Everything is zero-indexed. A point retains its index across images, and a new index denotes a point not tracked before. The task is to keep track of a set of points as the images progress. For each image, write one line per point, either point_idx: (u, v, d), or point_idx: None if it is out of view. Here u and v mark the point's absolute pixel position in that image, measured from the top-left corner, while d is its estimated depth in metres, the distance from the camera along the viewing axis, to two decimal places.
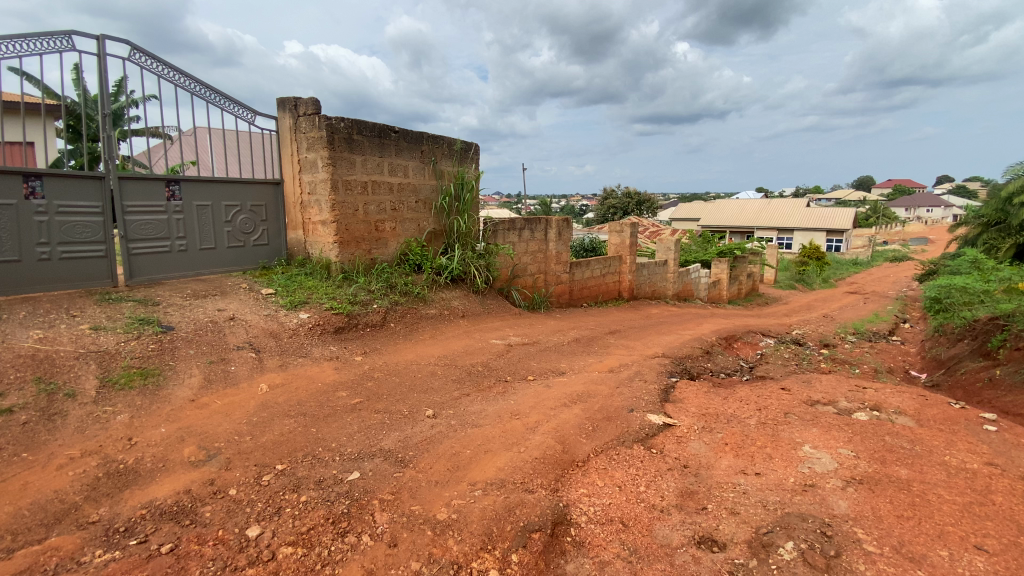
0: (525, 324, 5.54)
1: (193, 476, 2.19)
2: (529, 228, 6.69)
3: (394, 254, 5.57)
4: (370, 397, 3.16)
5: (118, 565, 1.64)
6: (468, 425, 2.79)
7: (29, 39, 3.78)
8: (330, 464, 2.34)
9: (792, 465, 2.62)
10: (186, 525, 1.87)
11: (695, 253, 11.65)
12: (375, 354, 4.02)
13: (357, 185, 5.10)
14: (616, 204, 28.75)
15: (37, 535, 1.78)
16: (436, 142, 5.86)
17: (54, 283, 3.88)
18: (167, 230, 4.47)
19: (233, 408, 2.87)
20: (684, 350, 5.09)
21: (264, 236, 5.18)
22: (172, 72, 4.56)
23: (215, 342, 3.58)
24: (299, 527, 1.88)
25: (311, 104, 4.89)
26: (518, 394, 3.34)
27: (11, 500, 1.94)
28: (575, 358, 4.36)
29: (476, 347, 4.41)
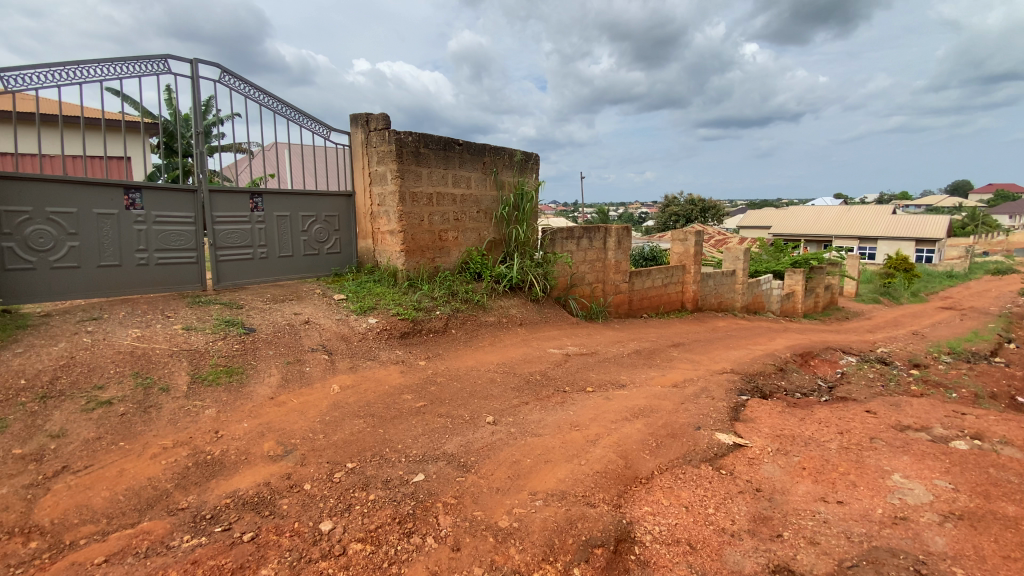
0: (584, 334, 5.48)
1: (272, 469, 2.34)
2: (588, 236, 6.62)
3: (456, 263, 5.70)
4: (433, 400, 3.23)
5: (204, 550, 1.77)
6: (528, 434, 2.78)
7: (129, 62, 4.25)
8: (396, 465, 2.41)
9: (880, 495, 2.40)
10: (265, 516, 1.99)
11: (766, 263, 11.04)
12: (437, 359, 4.12)
13: (423, 197, 5.28)
14: (679, 212, 27.88)
15: (131, 519, 1.96)
16: (498, 153, 5.95)
17: (151, 286, 4.27)
18: (251, 239, 4.83)
19: (307, 406, 3.04)
20: (754, 366, 4.82)
21: (336, 245, 5.49)
22: (255, 92, 4.96)
23: (292, 343, 3.82)
24: (367, 525, 1.95)
25: (381, 119, 5.13)
26: (577, 405, 3.29)
27: (110, 484, 2.15)
28: (637, 371, 4.25)
29: (535, 355, 4.40)
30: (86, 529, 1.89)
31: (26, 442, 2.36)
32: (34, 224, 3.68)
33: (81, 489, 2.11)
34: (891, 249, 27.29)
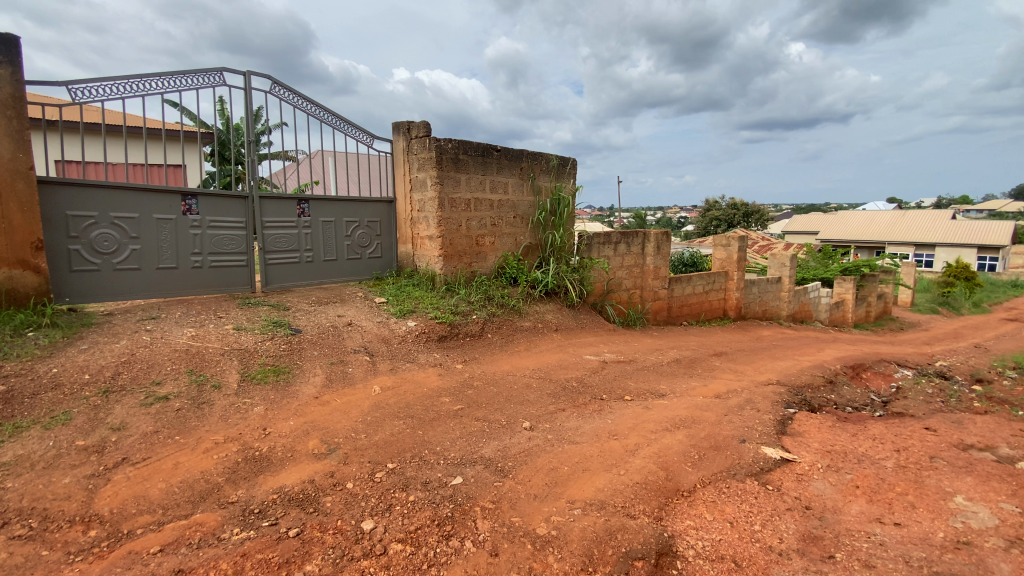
0: (621, 341, 5.39)
1: (316, 467, 2.41)
2: (626, 242, 6.53)
3: (492, 267, 5.74)
4: (470, 404, 3.25)
5: (252, 543, 1.83)
6: (566, 441, 2.76)
7: (187, 75, 4.51)
8: (434, 467, 2.44)
9: (941, 518, 2.25)
10: (310, 512, 2.05)
11: (813, 270, 10.59)
12: (474, 363, 4.14)
13: (461, 202, 5.35)
14: (720, 217, 27.13)
15: (185, 511, 2.05)
16: (536, 159, 5.96)
17: (205, 288, 4.49)
18: (298, 243, 5.01)
19: (349, 406, 3.12)
20: (802, 378, 4.61)
21: (377, 250, 5.63)
22: (302, 102, 5.16)
23: (336, 344, 3.93)
24: (407, 525, 1.97)
25: (422, 127, 5.24)
26: (615, 414, 3.24)
27: (166, 477, 2.26)
28: (677, 380, 4.14)
29: (571, 362, 4.37)
30: (143, 519, 1.99)
31: (91, 434, 2.51)
32: (101, 229, 3.93)
33: (140, 480, 2.23)
34: (951, 256, 25.68)
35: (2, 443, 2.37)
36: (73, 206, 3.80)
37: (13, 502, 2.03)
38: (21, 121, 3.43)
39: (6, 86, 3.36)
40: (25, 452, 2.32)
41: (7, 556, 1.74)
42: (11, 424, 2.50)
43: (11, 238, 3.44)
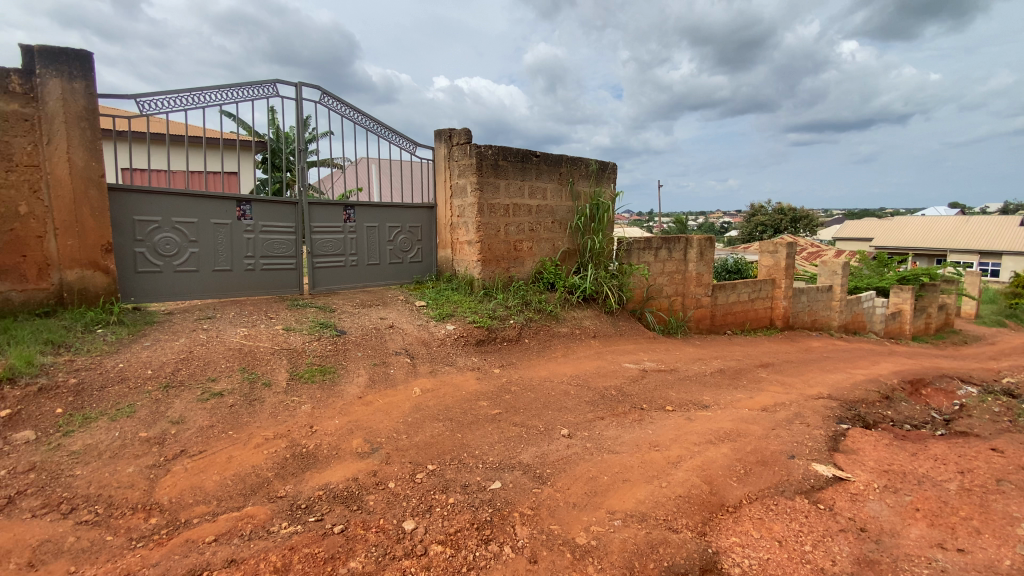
0: (661, 349, 5.28)
1: (359, 466, 2.46)
2: (666, 247, 6.40)
3: (530, 272, 5.75)
4: (508, 409, 3.26)
5: (300, 537, 1.89)
6: (605, 450, 2.72)
7: (242, 88, 4.74)
8: (473, 470, 2.45)
9: (1012, 546, 2.08)
10: (354, 510, 2.10)
11: (867, 278, 10.06)
12: (512, 368, 4.15)
13: (500, 208, 5.38)
14: (765, 222, 26.20)
15: (237, 503, 2.14)
16: (575, 164, 5.94)
17: (257, 289, 4.70)
18: (343, 248, 5.17)
19: (391, 407, 3.18)
20: (855, 392, 4.38)
21: (418, 254, 5.74)
22: (348, 111, 5.34)
23: (378, 346, 4.03)
24: (447, 528, 1.99)
25: (463, 134, 5.32)
26: (656, 424, 3.16)
27: (220, 469, 2.37)
28: (721, 392, 4.01)
29: (610, 369, 4.31)
30: (199, 509, 2.09)
31: (152, 427, 2.66)
32: (164, 233, 4.18)
33: (196, 472, 2.35)
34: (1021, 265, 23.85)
35: (74, 432, 2.54)
36: (139, 211, 4.05)
37: (83, 488, 2.18)
38: (94, 131, 3.69)
39: (82, 99, 3.63)
40: (94, 441, 2.49)
41: (77, 539, 1.87)
42: (82, 414, 2.69)
43: (84, 241, 3.71)
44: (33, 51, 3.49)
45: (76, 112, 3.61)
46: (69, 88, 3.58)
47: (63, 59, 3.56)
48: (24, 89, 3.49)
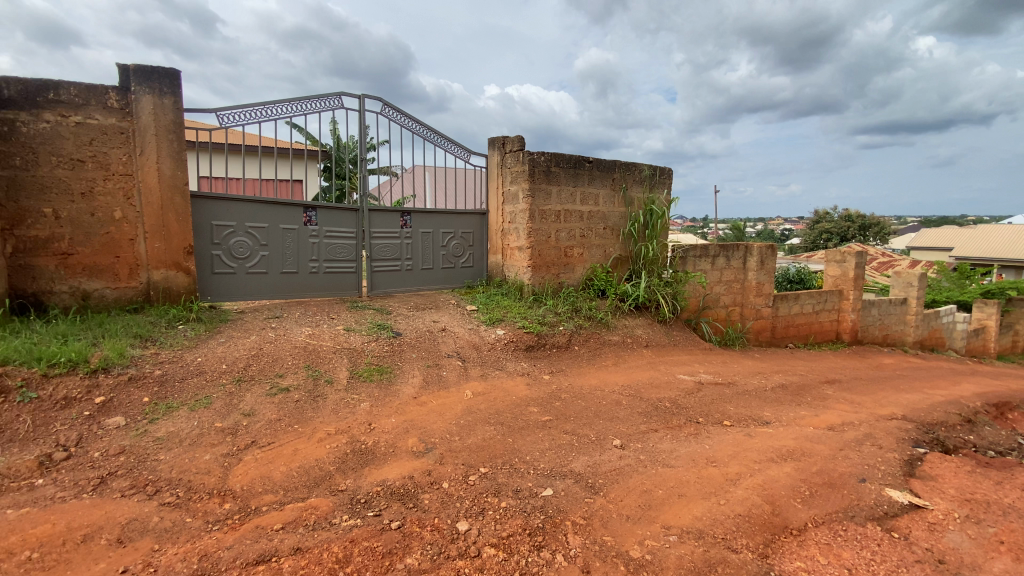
0: (717, 361, 5.10)
1: (415, 464, 2.53)
2: (724, 255, 6.19)
3: (580, 279, 5.71)
4: (559, 416, 3.25)
5: (359, 531, 1.97)
6: (659, 464, 2.65)
7: (310, 100, 5.02)
8: (525, 476, 2.46)
9: None
10: (410, 507, 2.16)
11: (947, 291, 9.30)
12: (561, 374, 4.13)
13: (551, 214, 5.39)
14: (830, 230, 24.76)
15: (302, 494, 2.25)
16: (628, 169, 5.86)
17: (319, 291, 4.93)
18: (399, 252, 5.34)
19: (444, 408, 3.25)
20: (933, 414, 4.05)
21: (470, 259, 5.84)
22: (406, 120, 5.53)
23: (431, 348, 4.12)
24: (500, 531, 2.00)
25: (517, 141, 5.38)
26: (713, 439, 3.06)
27: (287, 461, 2.51)
28: (782, 408, 3.82)
29: (663, 380, 4.20)
30: (268, 497, 2.22)
31: (226, 418, 2.85)
32: (239, 237, 4.47)
33: (265, 462, 2.49)
34: None
35: (158, 420, 2.76)
36: (217, 217, 4.35)
37: (166, 472, 2.36)
38: (180, 143, 4.01)
39: (170, 113, 3.95)
40: (176, 429, 2.69)
41: (160, 519, 2.02)
42: (165, 403, 2.91)
43: (169, 244, 4.03)
44: (130, 71, 3.83)
45: (165, 125, 3.93)
46: (159, 103, 3.90)
47: (155, 77, 3.89)
48: (122, 105, 3.84)
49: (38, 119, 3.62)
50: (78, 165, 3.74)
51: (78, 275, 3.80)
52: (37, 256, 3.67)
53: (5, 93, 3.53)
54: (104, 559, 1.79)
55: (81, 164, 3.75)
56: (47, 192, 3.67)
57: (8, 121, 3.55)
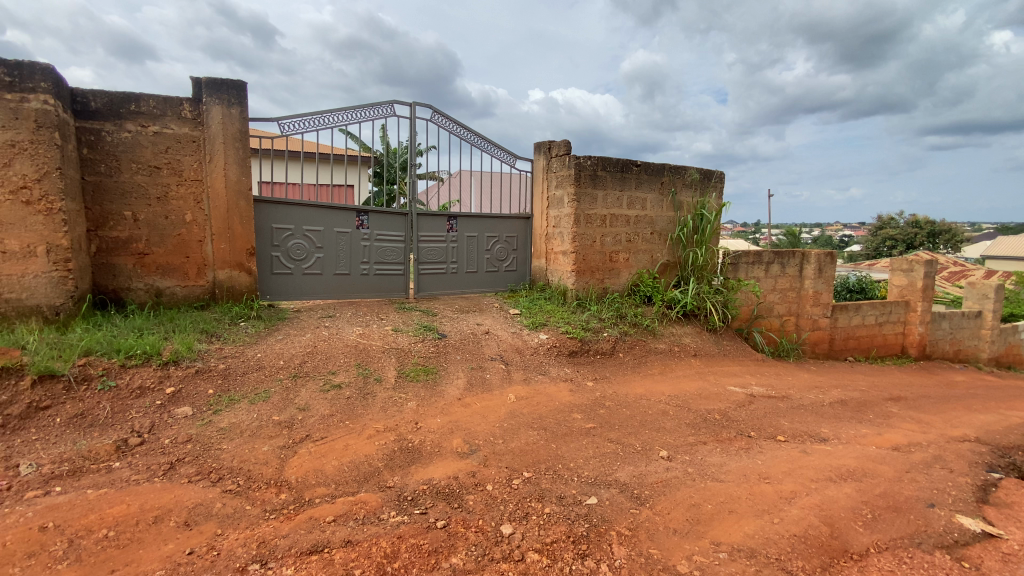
0: (770, 373, 4.89)
1: (460, 465, 2.57)
2: (779, 262, 5.94)
3: (626, 285, 5.63)
4: (603, 424, 3.21)
5: (406, 528, 2.01)
6: (708, 477, 2.57)
7: (364, 108, 5.21)
8: (569, 483, 2.44)
9: None
10: (455, 507, 2.19)
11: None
12: (605, 382, 4.08)
13: (597, 218, 5.34)
14: (896, 236, 23.21)
15: (352, 488, 2.33)
16: (678, 173, 5.73)
17: (369, 293, 5.10)
18: (446, 256, 5.44)
19: (488, 411, 3.28)
20: (1012, 437, 3.73)
21: (514, 263, 5.89)
22: (455, 126, 5.63)
23: (475, 350, 4.17)
24: (544, 537, 2.00)
25: (563, 146, 5.38)
26: (766, 454, 2.93)
27: (339, 455, 2.60)
28: (842, 425, 3.62)
29: (713, 391, 4.06)
30: (320, 490, 2.31)
31: (283, 411, 2.99)
32: (296, 239, 4.69)
33: (318, 456, 2.59)
34: None
35: (221, 411, 2.93)
36: (277, 220, 4.58)
37: (229, 460, 2.50)
38: (245, 151, 4.25)
39: (237, 123, 4.19)
40: (237, 420, 2.85)
41: (222, 506, 2.14)
42: (228, 396, 3.09)
43: (233, 245, 4.28)
44: (202, 83, 4.10)
45: (232, 134, 4.18)
46: (227, 114, 4.15)
47: (224, 88, 4.14)
48: (194, 115, 4.11)
49: (121, 129, 3.92)
50: (155, 172, 4.03)
51: (153, 274, 4.10)
52: (118, 256, 3.98)
53: (92, 105, 3.82)
54: (173, 540, 1.91)
55: (158, 170, 4.04)
56: (127, 197, 3.98)
57: (94, 130, 3.85)
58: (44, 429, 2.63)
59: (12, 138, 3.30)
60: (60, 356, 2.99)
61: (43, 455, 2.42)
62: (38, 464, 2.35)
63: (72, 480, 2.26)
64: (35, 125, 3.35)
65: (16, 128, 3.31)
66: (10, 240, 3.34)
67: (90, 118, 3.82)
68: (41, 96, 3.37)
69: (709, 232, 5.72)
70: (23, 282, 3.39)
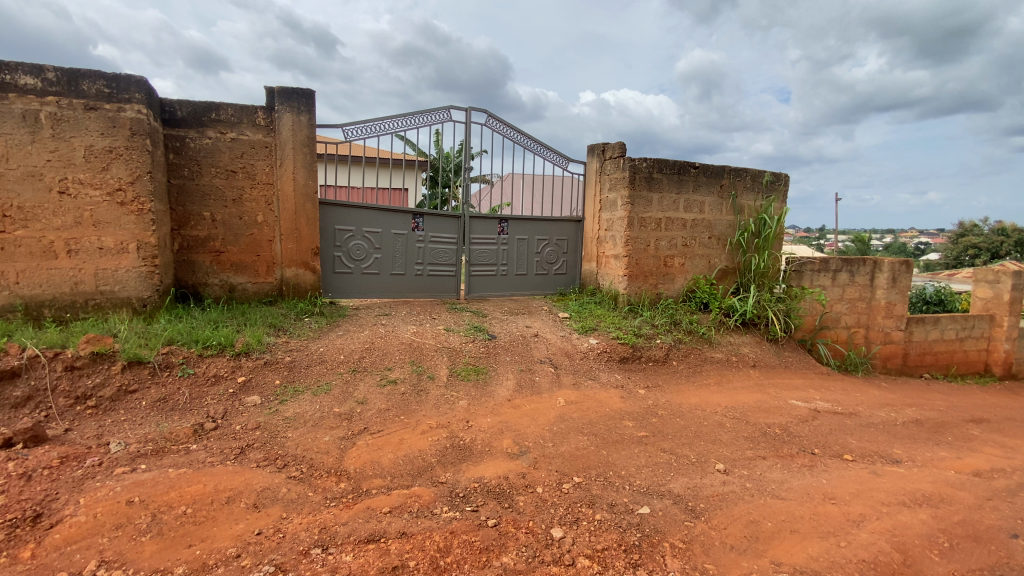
0: (837, 388, 4.61)
1: (510, 465, 2.59)
2: (848, 270, 5.60)
3: (680, 290, 5.49)
4: (655, 433, 3.14)
5: (458, 524, 2.05)
6: (768, 494, 2.46)
7: (422, 114, 5.37)
8: (620, 491, 2.41)
9: None
10: (505, 507, 2.21)
11: None
12: (658, 390, 3.98)
13: (651, 222, 5.23)
14: (979, 244, 21.22)
15: (407, 482, 2.40)
16: (738, 175, 5.52)
17: (422, 293, 5.25)
18: (496, 258, 5.50)
19: (537, 413, 3.29)
20: None
21: (564, 267, 5.88)
22: (509, 130, 5.69)
23: (525, 353, 4.19)
24: (595, 543, 1.98)
25: (618, 148, 5.30)
26: (832, 474, 2.77)
27: (395, 448, 2.69)
28: (917, 446, 3.35)
29: (773, 405, 3.88)
30: (377, 481, 2.39)
31: (343, 403, 3.13)
32: (356, 240, 4.89)
33: (375, 448, 2.69)
34: None
35: (287, 401, 3.10)
36: (339, 222, 4.79)
37: (293, 448, 2.65)
38: (312, 156, 4.48)
39: (305, 129, 4.43)
40: (301, 410, 3.01)
41: (287, 491, 2.27)
42: (293, 387, 3.27)
43: (300, 245, 4.52)
44: (275, 92, 4.35)
45: (301, 139, 4.42)
46: (297, 121, 4.39)
47: (295, 97, 4.38)
48: (267, 123, 4.37)
49: (202, 136, 4.23)
50: (231, 175, 4.32)
51: (227, 271, 4.39)
52: (197, 253, 4.29)
53: (178, 114, 4.15)
54: (242, 520, 2.04)
55: (234, 174, 4.33)
56: (207, 199, 4.29)
57: (179, 137, 4.17)
58: (131, 411, 2.88)
59: (110, 144, 3.63)
60: (146, 344, 3.27)
61: (130, 435, 2.65)
62: (126, 442, 2.58)
63: (155, 459, 2.46)
64: (129, 133, 3.67)
65: (113, 135, 3.64)
66: (106, 237, 3.69)
67: (176, 126, 4.15)
68: (136, 106, 3.69)
69: (771, 237, 5.47)
70: (116, 276, 3.73)
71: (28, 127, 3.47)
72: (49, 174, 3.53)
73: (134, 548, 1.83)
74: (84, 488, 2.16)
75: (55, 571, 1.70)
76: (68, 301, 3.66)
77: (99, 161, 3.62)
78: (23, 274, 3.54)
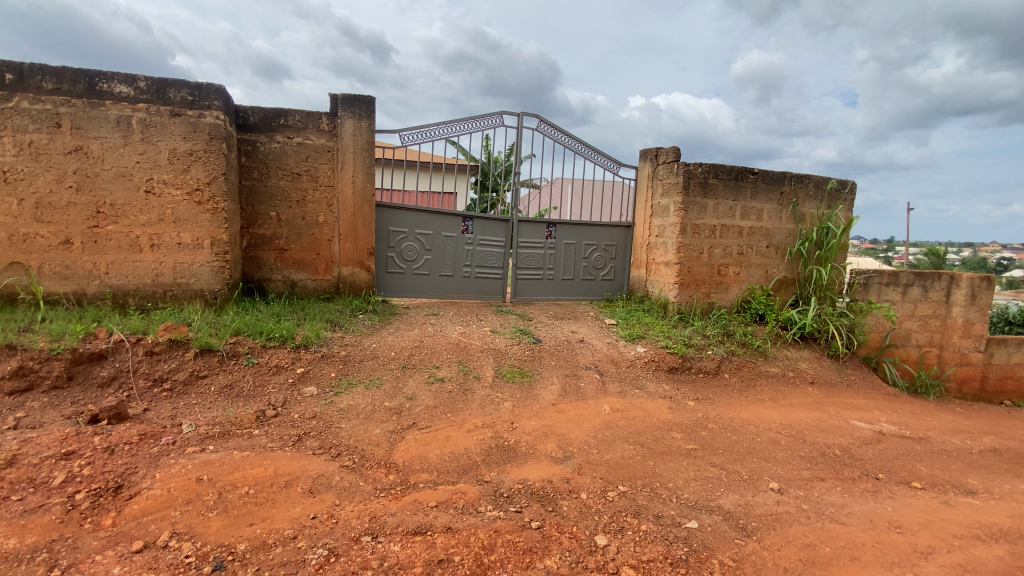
0: (904, 411, 4.30)
1: (554, 469, 2.60)
2: (921, 284, 5.24)
3: (734, 300, 5.32)
4: (705, 447, 3.05)
5: (503, 523, 2.08)
6: (827, 518, 2.34)
7: (475, 120, 5.47)
8: (667, 503, 2.36)
9: None
10: (549, 511, 2.22)
11: None
12: (708, 404, 3.85)
13: (705, 229, 5.09)
14: None
15: (453, 478, 2.45)
16: (801, 182, 5.28)
17: (469, 294, 5.34)
18: (543, 262, 5.52)
19: (582, 419, 3.27)
20: None
21: (612, 272, 5.83)
22: (560, 135, 5.70)
23: (570, 358, 4.18)
24: (640, 554, 1.95)
25: (671, 152, 5.20)
26: (898, 501, 2.60)
27: (441, 444, 2.76)
28: (996, 478, 3.08)
29: (832, 425, 3.68)
30: (424, 476, 2.46)
31: (393, 398, 3.25)
32: (409, 242, 5.04)
33: (423, 443, 2.77)
34: None
35: (341, 393, 3.26)
36: (392, 223, 4.95)
37: (346, 439, 2.77)
38: (370, 159, 4.65)
39: (365, 134, 4.61)
40: (354, 403, 3.15)
41: (340, 479, 2.37)
42: (347, 380, 3.43)
43: (357, 245, 4.71)
44: (338, 98, 4.56)
45: (361, 144, 4.61)
46: (358, 126, 4.58)
47: (356, 103, 4.57)
48: (330, 128, 4.59)
49: (271, 140, 4.48)
50: (296, 178, 4.57)
51: (289, 267, 4.64)
52: (264, 251, 4.56)
53: (251, 119, 4.43)
54: (299, 504, 2.15)
55: (298, 177, 4.57)
56: (273, 200, 4.54)
57: (251, 142, 4.44)
58: (202, 395, 3.10)
59: (191, 148, 3.93)
60: (216, 334, 3.50)
61: (200, 418, 2.85)
62: (196, 424, 2.77)
63: (221, 441, 2.63)
64: (208, 137, 3.96)
65: (194, 139, 3.94)
66: (184, 233, 3.99)
67: (249, 131, 4.42)
68: (214, 112, 3.98)
69: (835, 247, 5.19)
70: (192, 270, 4.03)
71: (121, 132, 3.80)
72: (137, 174, 3.86)
73: (202, 522, 1.97)
74: (159, 464, 2.35)
75: (133, 538, 1.85)
76: (149, 292, 3.97)
77: (181, 163, 3.93)
78: (112, 265, 3.88)
